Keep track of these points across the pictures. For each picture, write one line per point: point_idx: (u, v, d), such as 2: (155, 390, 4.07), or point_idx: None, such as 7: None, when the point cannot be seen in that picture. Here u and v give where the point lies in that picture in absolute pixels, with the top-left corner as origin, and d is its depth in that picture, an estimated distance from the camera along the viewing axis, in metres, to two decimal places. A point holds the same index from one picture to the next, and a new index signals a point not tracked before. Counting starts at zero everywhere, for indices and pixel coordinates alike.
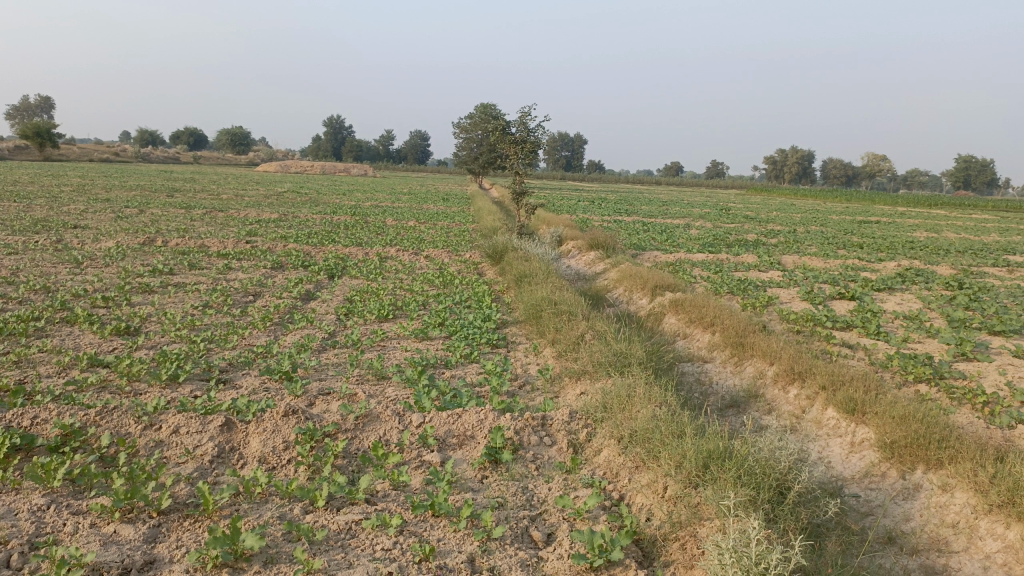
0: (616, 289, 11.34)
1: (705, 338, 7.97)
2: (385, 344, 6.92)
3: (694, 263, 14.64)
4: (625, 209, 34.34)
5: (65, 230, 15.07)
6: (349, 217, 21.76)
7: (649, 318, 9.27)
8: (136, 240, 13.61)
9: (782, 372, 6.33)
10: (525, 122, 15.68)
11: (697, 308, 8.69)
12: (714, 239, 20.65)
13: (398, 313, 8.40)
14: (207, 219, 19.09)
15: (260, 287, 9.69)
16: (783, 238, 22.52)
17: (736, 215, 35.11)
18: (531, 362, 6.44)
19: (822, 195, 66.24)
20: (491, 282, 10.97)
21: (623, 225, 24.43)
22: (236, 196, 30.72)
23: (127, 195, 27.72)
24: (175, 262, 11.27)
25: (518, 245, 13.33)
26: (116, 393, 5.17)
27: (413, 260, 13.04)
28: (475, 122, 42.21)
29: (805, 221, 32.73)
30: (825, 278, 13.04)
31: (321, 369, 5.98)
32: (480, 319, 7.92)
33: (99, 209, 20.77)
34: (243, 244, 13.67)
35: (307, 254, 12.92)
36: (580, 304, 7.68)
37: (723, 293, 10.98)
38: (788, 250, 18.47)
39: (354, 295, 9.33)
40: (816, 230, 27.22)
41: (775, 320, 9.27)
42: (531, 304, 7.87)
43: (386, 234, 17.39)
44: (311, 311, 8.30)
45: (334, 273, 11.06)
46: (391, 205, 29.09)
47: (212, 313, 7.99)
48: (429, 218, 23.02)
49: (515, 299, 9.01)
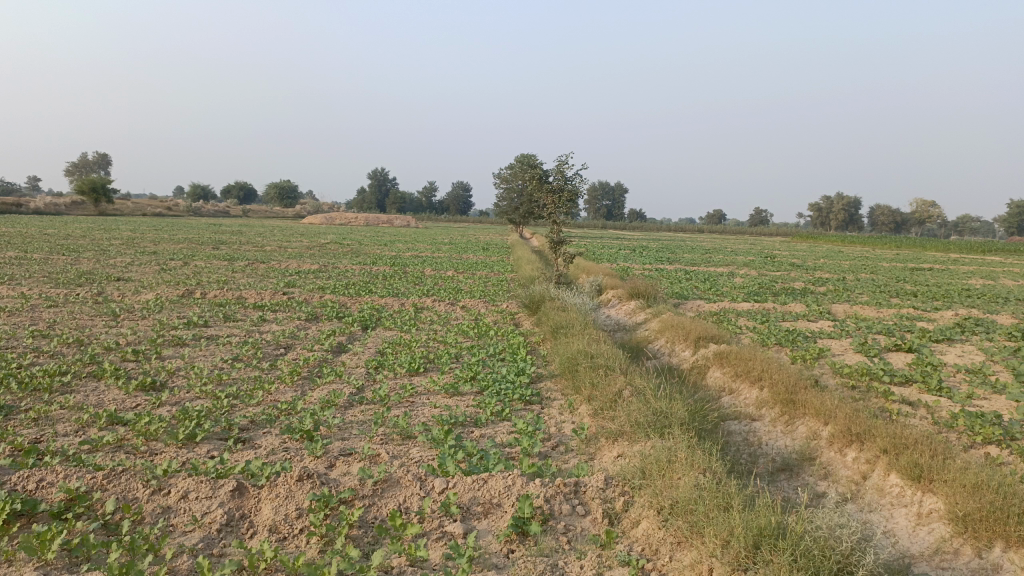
0: (657, 339, 10.94)
1: (752, 393, 7.53)
2: (414, 400, 6.64)
3: (738, 313, 14.16)
4: (667, 257, 33.91)
5: (109, 282, 15.28)
6: (389, 268, 21.78)
7: (693, 371, 8.84)
8: (176, 292, 13.69)
9: (837, 433, 5.88)
10: (562, 170, 15.54)
11: (743, 361, 8.25)
12: (759, 287, 20.09)
13: (430, 366, 8.14)
14: (248, 271, 19.24)
15: (292, 339, 9.54)
16: (831, 286, 21.86)
17: (780, 262, 34.39)
18: (565, 420, 6.08)
19: (870, 242, 64.85)
20: (527, 333, 10.68)
21: (664, 274, 24.01)
22: (279, 247, 31.16)
23: (174, 247, 28.31)
24: (210, 314, 11.23)
25: (556, 295, 13.06)
26: (130, 454, 4.96)
27: (449, 311, 12.84)
28: (515, 172, 42.49)
29: (853, 268, 31.84)
30: (878, 328, 12.44)
31: (344, 427, 5.72)
32: (514, 373, 7.61)
33: (145, 261, 21.15)
34: (280, 295, 13.66)
35: (343, 305, 12.82)
36: (618, 358, 7.33)
37: (770, 345, 10.50)
38: (837, 299, 17.84)
39: (385, 347, 9.11)
40: (865, 278, 26.42)
41: (827, 374, 8.76)
42: (567, 357, 7.53)
43: (424, 284, 17.28)
44: (340, 365, 8.10)
45: (368, 324, 10.89)
46: (431, 255, 29.16)
47: (241, 367, 7.83)
48: (467, 268, 22.93)
49: (551, 352, 8.69)
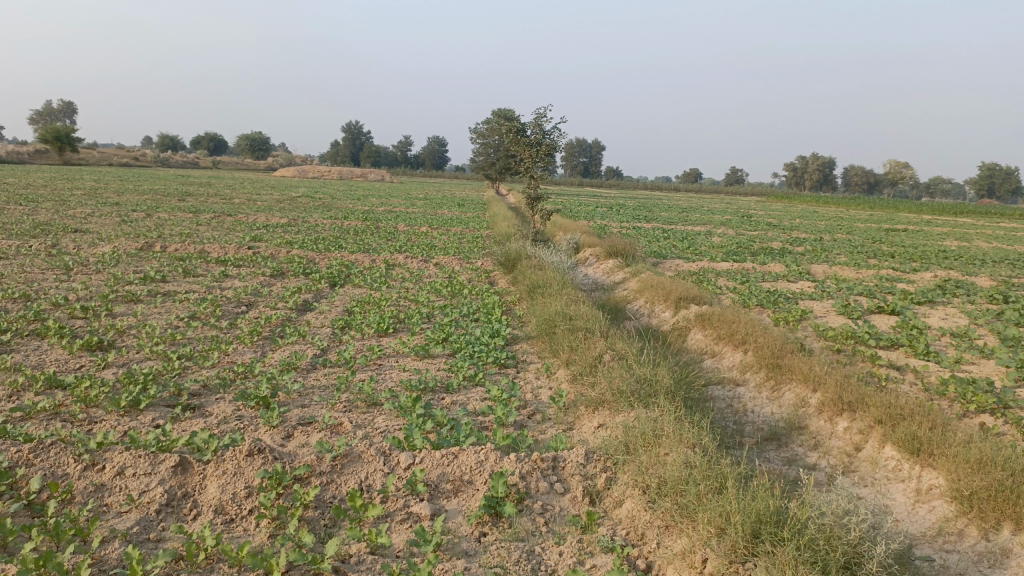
0: (636, 300, 10.61)
1: (736, 356, 7.24)
2: (381, 363, 6.23)
3: (718, 273, 13.85)
4: (644, 216, 33.52)
5: (64, 234, 14.55)
6: (360, 223, 21.15)
7: (673, 333, 8.53)
8: (135, 245, 13.04)
9: (828, 400, 5.60)
10: (540, 123, 15.01)
11: (726, 324, 7.94)
12: (738, 247, 19.80)
13: (399, 326, 7.72)
14: (213, 224, 18.52)
15: (254, 297, 9.03)
16: (809, 247, 21.65)
17: (757, 222, 34.18)
18: (542, 386, 5.72)
19: (844, 203, 64.92)
20: (502, 292, 10.27)
21: (643, 232, 23.66)
22: (249, 200, 30.21)
23: (138, 199, 27.32)
24: (169, 269, 10.66)
25: (533, 252, 12.65)
26: (66, 423, 4.52)
27: (421, 268, 12.37)
28: (492, 126, 41.65)
29: (830, 229, 31.72)
30: (860, 290, 12.22)
31: (305, 393, 5.31)
32: (488, 334, 7.22)
33: (106, 213, 20.31)
34: (245, 250, 13.08)
35: (311, 261, 12.30)
36: (597, 319, 6.96)
37: (752, 306, 10.20)
38: (816, 259, 17.62)
39: (353, 306, 8.65)
40: (843, 238, 26.29)
41: (811, 338, 8.49)
42: (544, 318, 7.16)
43: (396, 240, 16.74)
44: (304, 325, 7.65)
45: (336, 281, 10.40)
46: (405, 210, 28.48)
47: (198, 326, 7.35)
48: (442, 224, 22.38)
49: (527, 313, 8.31)
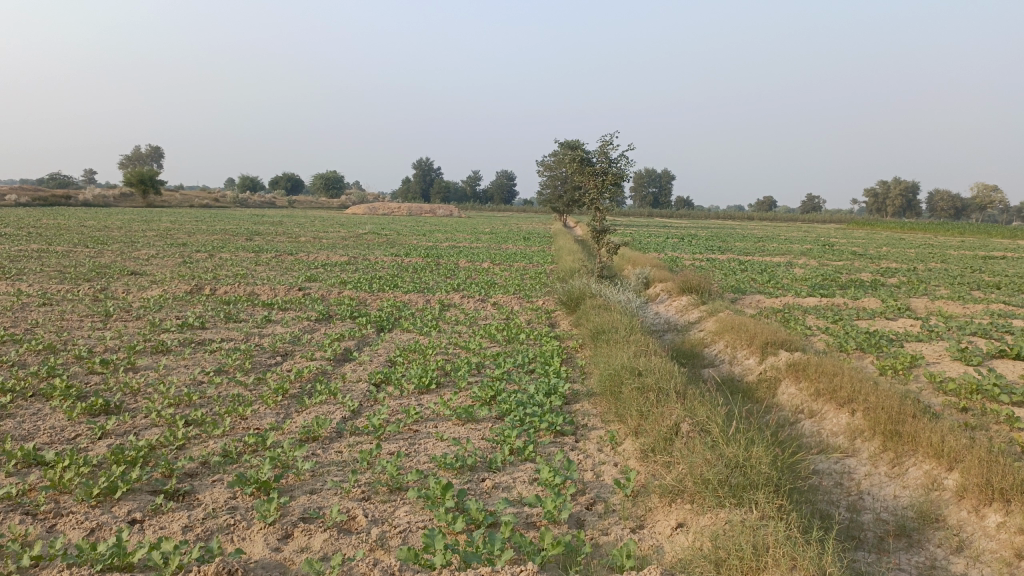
0: (716, 343, 9.47)
1: (842, 420, 6.09)
2: (416, 431, 5.34)
3: (804, 310, 12.52)
4: (718, 247, 32.23)
5: (120, 277, 14.29)
6: (421, 259, 20.59)
7: (761, 387, 7.40)
8: (185, 287, 12.64)
9: (971, 485, 4.42)
10: (605, 151, 14.09)
11: (826, 376, 6.80)
12: (823, 279, 18.27)
13: (444, 380, 6.82)
14: (272, 264, 18.20)
15: (292, 345, 8.32)
16: (903, 277, 19.92)
17: (839, 251, 32.24)
18: (606, 463, 4.70)
19: (931, 228, 61.65)
20: (564, 336, 9.29)
21: (716, 264, 22.41)
22: (314, 239, 30.25)
23: (206, 238, 27.57)
24: (211, 314, 10.11)
25: (598, 288, 11.64)
26: (25, 517, 3.75)
27: (478, 309, 11.52)
28: (558, 159, 40.99)
29: (919, 257, 29.58)
30: (972, 328, 10.71)
31: (318, 473, 4.43)
32: (543, 392, 6.23)
33: (170, 253, 20.32)
34: (295, 291, 12.51)
35: (361, 302, 11.60)
36: (672, 374, 5.90)
37: (850, 351, 8.91)
38: (913, 293, 16.03)
39: (396, 355, 7.81)
40: (939, 267, 24.34)
41: (926, 391, 7.17)
42: (608, 374, 6.12)
43: (455, 277, 15.98)
44: (339, 379, 6.84)
45: (383, 326, 9.62)
46: (468, 245, 27.96)
47: (220, 382, 6.61)
48: (506, 259, 21.63)
49: (589, 363, 7.32)
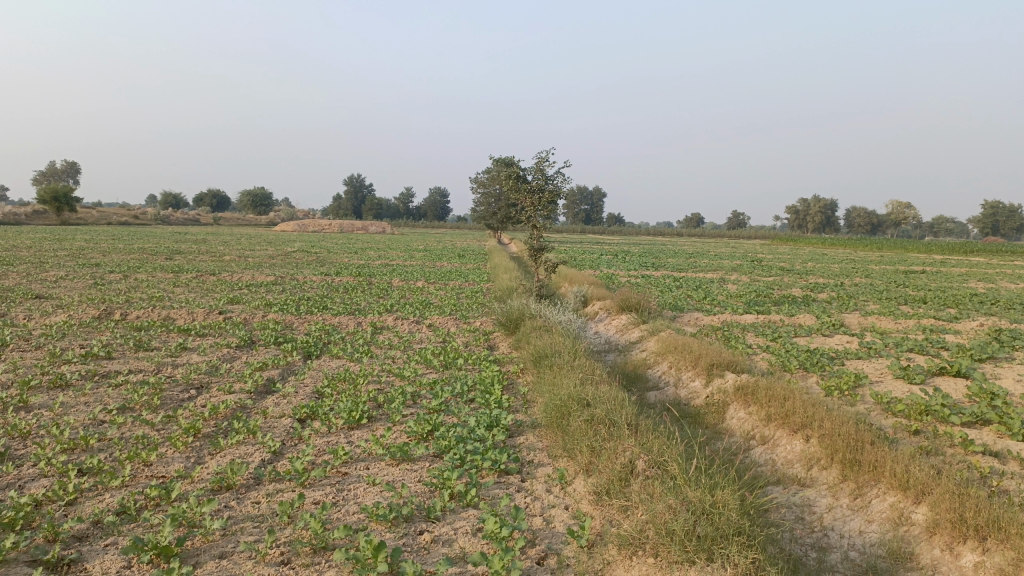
0: (659, 365, 9.19)
1: (796, 447, 5.84)
2: (345, 475, 4.81)
3: (743, 328, 12.41)
4: (652, 263, 32.48)
5: (21, 301, 13.18)
6: (352, 278, 19.88)
7: (709, 411, 7.13)
8: (93, 313, 11.70)
9: (943, 520, 4.16)
10: (541, 167, 13.80)
11: (776, 400, 6.57)
12: (757, 296, 18.33)
13: (375, 414, 6.28)
14: (192, 285, 17.21)
15: (208, 376, 7.63)
16: (832, 293, 20.26)
17: (768, 267, 32.82)
18: (556, 506, 4.27)
19: (851, 244, 63.91)
20: (503, 360, 8.85)
21: (652, 281, 22.42)
22: (240, 257, 29.09)
23: (123, 258, 26.15)
24: (120, 343, 9.28)
25: (537, 308, 11.27)
26: None
27: (412, 331, 10.98)
28: (492, 176, 40.73)
29: (844, 273, 30.34)
30: (908, 344, 10.74)
31: (231, 533, 3.86)
32: (484, 425, 5.77)
33: (80, 275, 19.05)
34: (215, 315, 11.72)
35: (287, 327, 10.93)
36: (622, 404, 5.53)
37: (794, 371, 8.75)
38: (844, 308, 16.24)
39: (324, 386, 7.22)
40: (864, 282, 24.98)
41: (875, 413, 6.99)
42: (554, 404, 5.71)
43: (388, 297, 15.40)
44: (260, 415, 6.22)
45: (310, 353, 9.00)
46: (401, 263, 27.34)
47: (123, 423, 5.92)
48: (440, 277, 21.14)
49: (532, 391, 6.90)
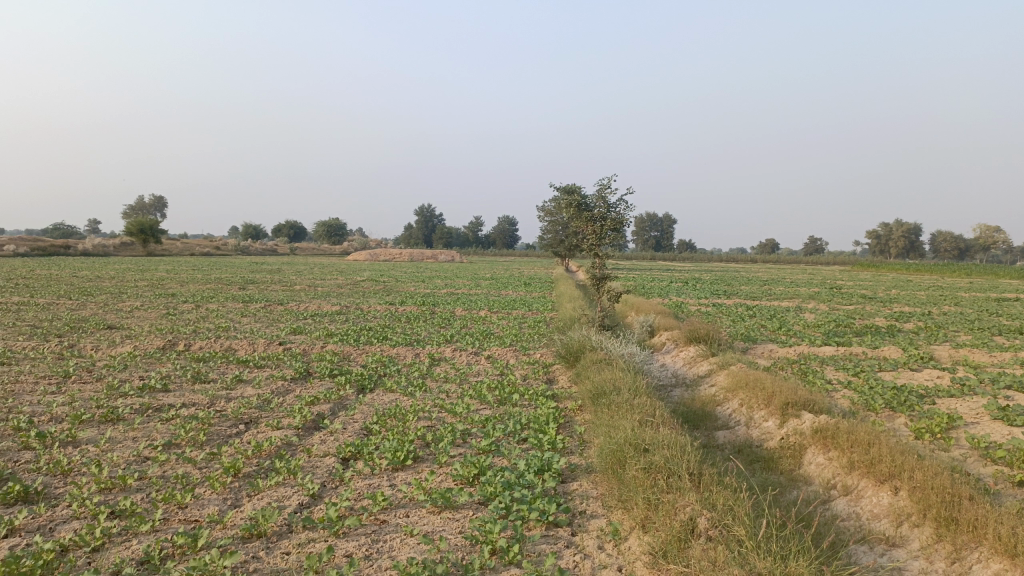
0: (729, 402, 8.63)
1: (883, 501, 5.28)
2: (383, 524, 4.50)
3: (821, 362, 11.65)
4: (724, 291, 31.51)
5: (94, 332, 13.50)
6: (416, 308, 19.83)
7: (784, 456, 6.59)
8: (158, 343, 11.83)
9: None
10: (604, 194, 13.43)
11: (859, 446, 5.98)
12: (836, 326, 17.37)
13: (421, 454, 5.97)
14: (259, 315, 17.40)
15: (258, 410, 7.47)
16: (919, 323, 19.08)
17: (847, 294, 31.37)
18: (607, 567, 3.85)
19: (937, 270, 60.94)
20: (561, 395, 8.45)
21: (724, 310, 21.62)
22: (310, 287, 29.53)
23: (198, 288, 26.86)
24: (178, 375, 9.28)
25: (600, 339, 10.83)
26: None
27: (470, 363, 10.70)
28: (559, 204, 40.51)
29: (931, 300, 28.69)
30: (1007, 380, 9.83)
31: None
32: (534, 470, 5.38)
33: (155, 305, 19.56)
34: (275, 346, 11.71)
35: (345, 358, 10.80)
36: (686, 449, 5.08)
37: (877, 410, 8.07)
38: (933, 340, 15.20)
39: (372, 422, 6.97)
40: (954, 311, 23.54)
41: (971, 460, 6.30)
42: (610, 448, 5.30)
43: (449, 328, 15.19)
44: (303, 453, 5.98)
45: (364, 386, 8.78)
46: (467, 292, 27.22)
47: (166, 460, 5.78)
48: (504, 307, 20.90)
49: (589, 431, 6.50)
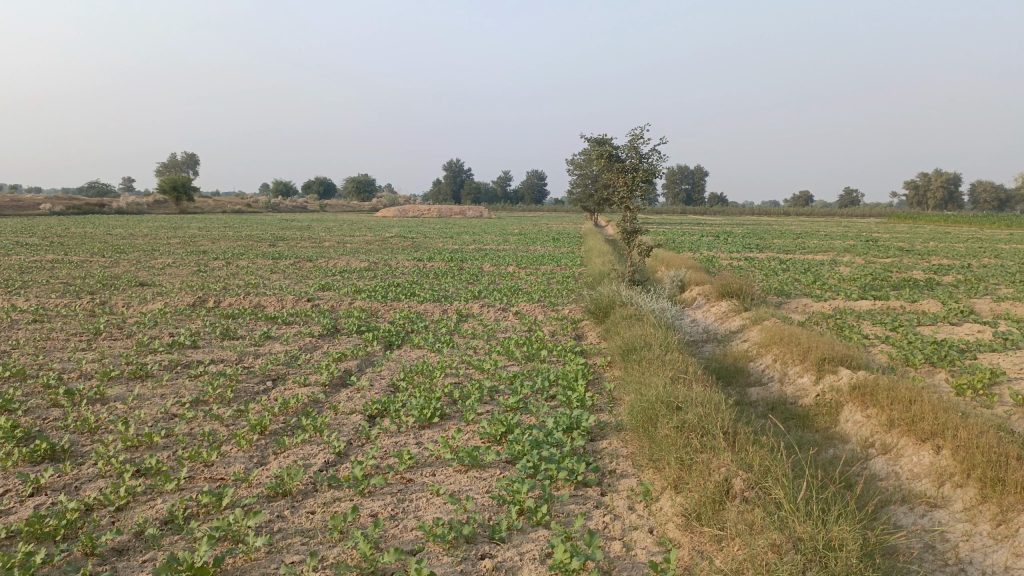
0: (762, 358, 8.42)
1: (924, 459, 5.09)
2: (408, 483, 4.44)
3: (858, 316, 11.34)
4: (756, 244, 30.95)
5: (126, 289, 13.62)
6: (444, 264, 19.75)
7: (820, 413, 6.40)
8: (188, 300, 11.88)
9: None
10: (634, 145, 13.08)
11: (899, 403, 5.77)
12: (873, 279, 16.93)
13: (448, 411, 5.89)
14: (289, 271, 17.45)
15: (285, 366, 7.45)
16: (959, 275, 18.53)
17: (884, 247, 30.61)
18: (638, 529, 3.75)
19: (977, 221, 59.32)
20: (590, 351, 8.32)
21: (756, 264, 21.23)
22: (339, 243, 29.58)
23: (229, 245, 27.04)
24: (207, 331, 9.30)
25: (630, 295, 10.63)
26: None
27: (498, 319, 10.59)
28: (588, 158, 39.90)
29: (971, 252, 27.87)
30: None
31: (275, 551, 3.54)
32: (563, 428, 5.28)
33: (186, 262, 19.72)
34: (304, 302, 11.71)
35: (373, 315, 10.75)
36: (719, 407, 4.92)
37: (917, 365, 7.81)
38: (974, 293, 14.73)
39: (399, 379, 6.91)
40: (996, 263, 22.84)
41: (1017, 417, 6.06)
42: (640, 406, 5.16)
43: (478, 283, 15.09)
44: (329, 410, 5.94)
45: (391, 343, 8.73)
46: (495, 247, 27.05)
47: (193, 418, 5.78)
48: (533, 262, 20.72)
49: (619, 387, 6.37)
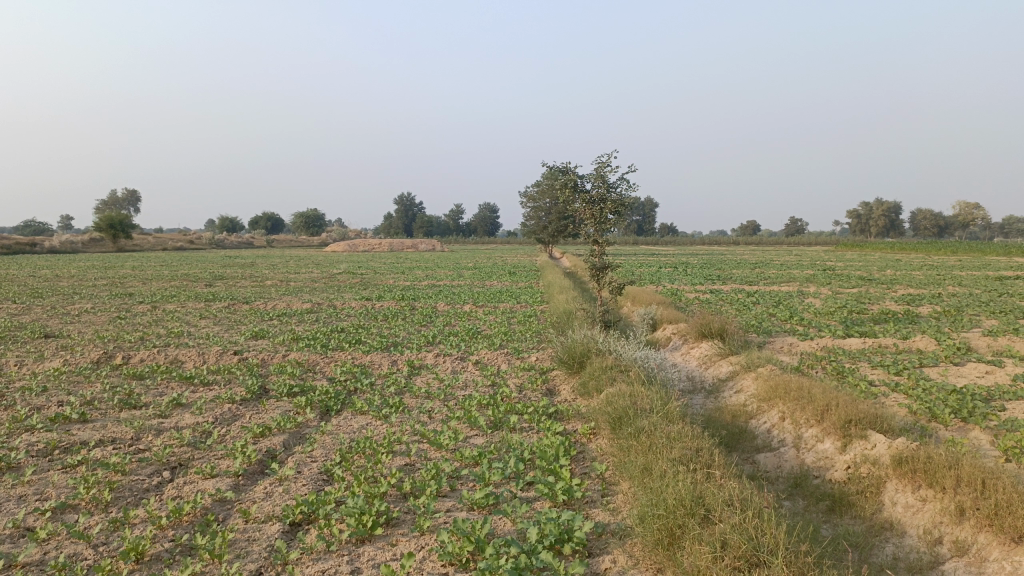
0: (765, 415, 7.22)
1: (1023, 568, 3.88)
2: None
3: (852, 357, 10.25)
4: (717, 275, 30.13)
5: (25, 342, 11.81)
6: (394, 303, 18.25)
7: (859, 495, 5.19)
8: (93, 356, 10.18)
9: None
10: (602, 173, 11.92)
11: (969, 487, 4.59)
12: (849, 312, 15.99)
13: (397, 515, 4.50)
14: (220, 316, 15.76)
15: (191, 448, 5.93)
16: (934, 305, 17.80)
17: (846, 275, 30.07)
18: None
19: (925, 248, 60.11)
20: (565, 413, 7.00)
21: (723, 297, 20.29)
22: (283, 282, 27.77)
23: (160, 286, 25.01)
24: (105, 398, 7.69)
25: (604, 340, 9.37)
26: None
27: (456, 371, 9.22)
28: (544, 189, 38.81)
29: (931, 281, 27.31)
30: None
31: None
32: (551, 541, 3.93)
33: (107, 307, 17.79)
34: (230, 355, 10.15)
35: (311, 370, 9.26)
36: (762, 513, 3.65)
37: (946, 423, 6.69)
38: (960, 325, 13.89)
39: (334, 463, 5.47)
40: (962, 291, 22.31)
41: None
42: (655, 512, 3.85)
43: (431, 326, 13.69)
44: (239, 519, 4.48)
45: (329, 408, 7.26)
46: (448, 284, 25.64)
47: (50, 537, 4.26)
48: (490, 299, 19.41)
49: (613, 472, 5.05)
